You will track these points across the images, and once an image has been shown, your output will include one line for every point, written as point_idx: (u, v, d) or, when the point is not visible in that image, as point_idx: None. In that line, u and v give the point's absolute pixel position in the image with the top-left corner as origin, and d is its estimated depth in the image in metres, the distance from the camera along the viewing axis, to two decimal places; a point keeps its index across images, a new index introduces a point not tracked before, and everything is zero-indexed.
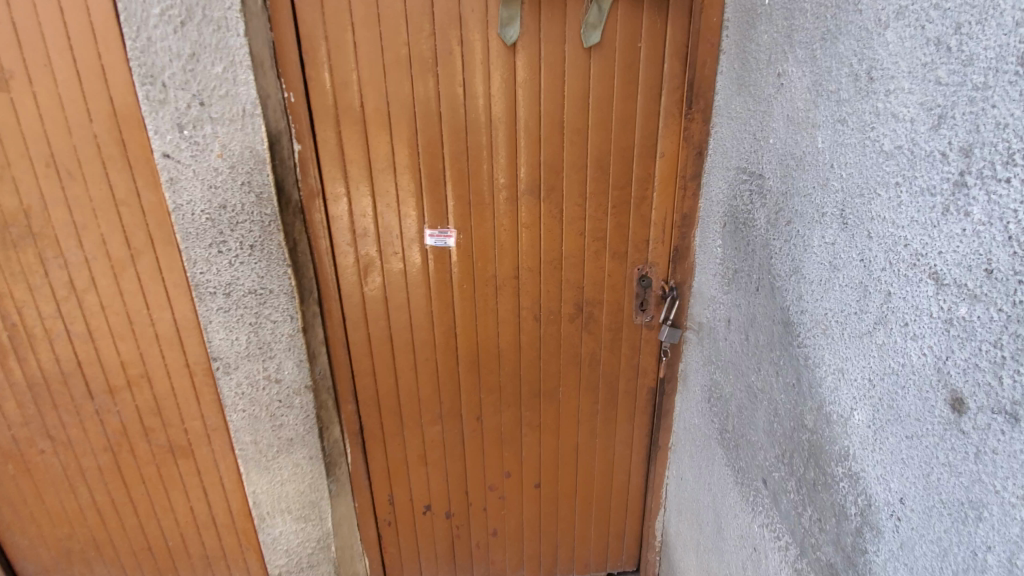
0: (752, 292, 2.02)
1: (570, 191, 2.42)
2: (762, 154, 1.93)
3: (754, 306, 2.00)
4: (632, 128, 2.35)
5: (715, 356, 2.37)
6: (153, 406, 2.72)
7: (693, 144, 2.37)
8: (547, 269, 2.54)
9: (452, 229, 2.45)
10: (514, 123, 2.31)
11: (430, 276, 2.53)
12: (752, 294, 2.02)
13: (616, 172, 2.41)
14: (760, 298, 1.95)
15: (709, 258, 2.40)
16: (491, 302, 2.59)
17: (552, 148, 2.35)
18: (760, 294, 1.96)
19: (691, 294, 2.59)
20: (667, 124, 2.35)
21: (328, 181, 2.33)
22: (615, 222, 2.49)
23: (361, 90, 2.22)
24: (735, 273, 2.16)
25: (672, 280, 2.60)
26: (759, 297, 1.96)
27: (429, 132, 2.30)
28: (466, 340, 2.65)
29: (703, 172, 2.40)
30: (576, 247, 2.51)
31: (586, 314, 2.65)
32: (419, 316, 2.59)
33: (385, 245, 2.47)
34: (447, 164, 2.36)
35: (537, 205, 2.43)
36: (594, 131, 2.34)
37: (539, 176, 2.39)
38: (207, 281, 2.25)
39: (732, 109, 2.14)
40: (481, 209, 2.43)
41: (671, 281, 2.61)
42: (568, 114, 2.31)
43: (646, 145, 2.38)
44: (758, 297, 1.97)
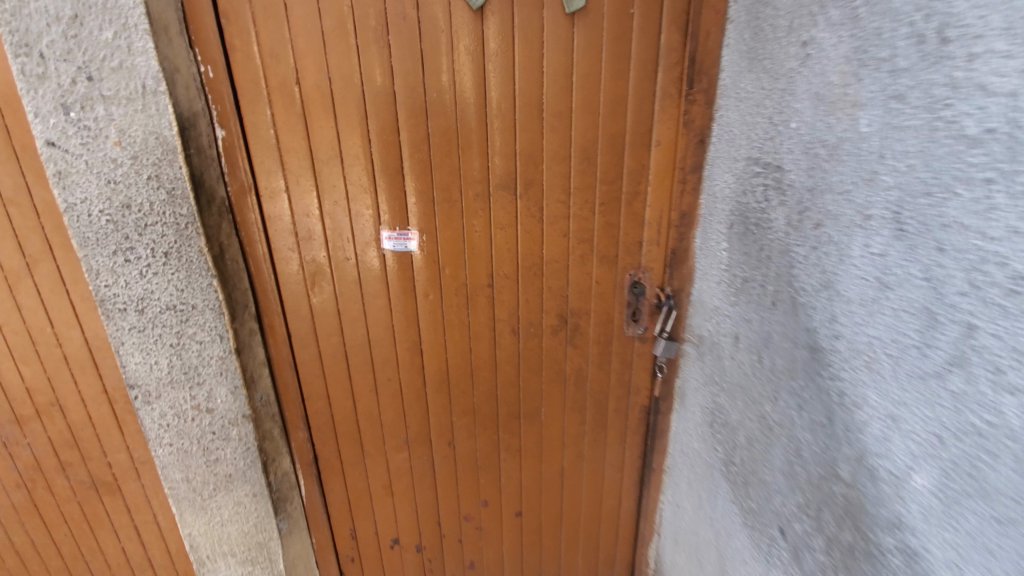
0: (766, 308, 1.70)
1: (551, 186, 2.07)
2: (780, 141, 1.60)
3: (769, 324, 1.68)
4: (623, 111, 2.00)
5: (718, 376, 2.06)
6: (69, 438, 2.32)
7: (695, 130, 2.02)
8: (526, 277, 2.20)
9: (413, 231, 2.09)
10: (484, 105, 1.95)
11: (389, 286, 2.16)
12: (765, 309, 1.70)
13: (605, 163, 2.06)
14: (776, 315, 1.63)
15: (712, 263, 2.08)
16: (461, 315, 2.24)
17: (529, 135, 2.00)
18: (776, 310, 1.64)
19: (690, 303, 2.26)
20: (665, 106, 2.00)
21: (262, 175, 1.95)
22: (603, 221, 2.15)
23: (298, 65, 1.84)
24: (745, 282, 1.84)
25: (669, 288, 2.28)
26: (775, 314, 1.64)
27: (383, 116, 1.93)
28: (433, 357, 2.30)
29: (704, 164, 2.07)
30: (559, 250, 2.17)
31: (570, 326, 2.32)
32: (378, 331, 2.23)
33: (335, 250, 2.10)
34: (405, 154, 1.99)
35: (513, 202, 2.08)
36: (579, 115, 1.98)
37: (514, 168, 2.04)
38: (114, 295, 1.85)
39: (741, 88, 1.80)
40: (447, 208, 2.08)
41: (667, 289, 2.28)
42: (547, 95, 1.95)
43: (640, 131, 2.03)
44: (773, 314, 1.65)
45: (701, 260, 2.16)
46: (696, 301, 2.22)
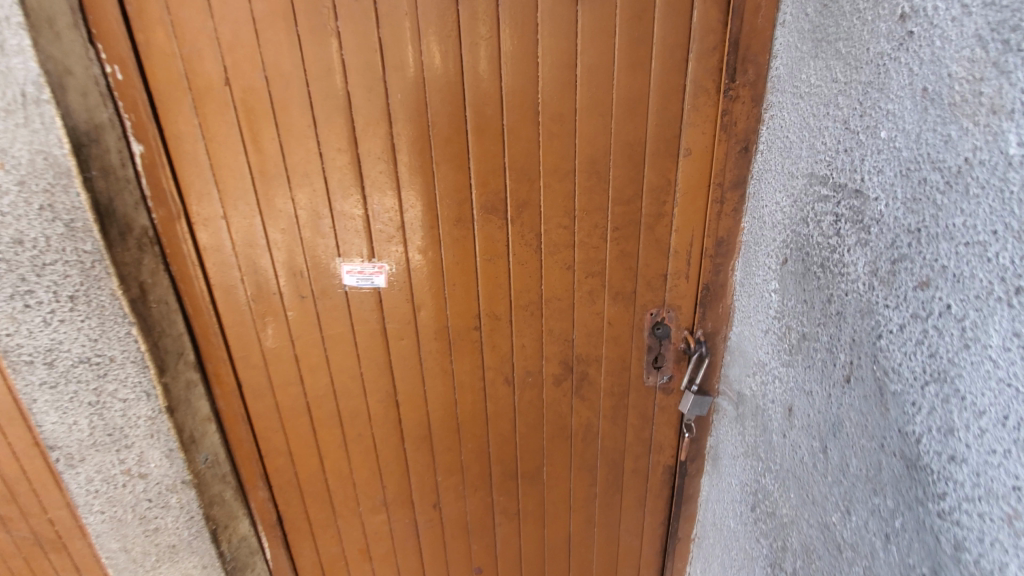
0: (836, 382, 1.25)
1: (551, 207, 1.63)
2: (860, 157, 1.14)
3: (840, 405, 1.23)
4: (644, 111, 1.54)
5: (763, 450, 1.62)
6: (4, 494, 2.03)
7: (736, 136, 1.56)
8: (521, 317, 1.78)
9: (381, 263, 1.68)
10: (462, 107, 1.52)
11: (355, 328, 1.76)
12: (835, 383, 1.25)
13: (619, 178, 1.61)
14: (852, 396, 1.19)
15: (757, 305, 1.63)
16: (444, 363, 1.84)
17: (523, 144, 1.56)
18: (851, 389, 1.19)
19: (728, 350, 1.82)
20: (697, 105, 1.54)
21: (195, 198, 1.61)
22: (618, 250, 1.71)
23: (227, 61, 1.48)
24: (803, 339, 1.39)
25: (699, 331, 1.83)
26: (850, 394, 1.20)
27: (336, 123, 1.54)
28: (413, 410, 1.90)
29: (749, 177, 1.61)
30: (562, 285, 1.74)
31: (577, 375, 1.90)
32: (344, 380, 1.84)
33: (288, 286, 1.71)
34: (366, 169, 1.58)
35: (504, 227, 1.65)
36: (586, 117, 1.53)
37: (505, 185, 1.60)
38: (16, 346, 1.51)
39: (803, 81, 1.35)
40: (422, 234, 1.65)
41: (697, 332, 1.84)
42: (544, 92, 1.51)
43: (664, 137, 1.58)
44: (847, 394, 1.21)
45: (744, 299, 1.71)
46: (737, 350, 1.76)
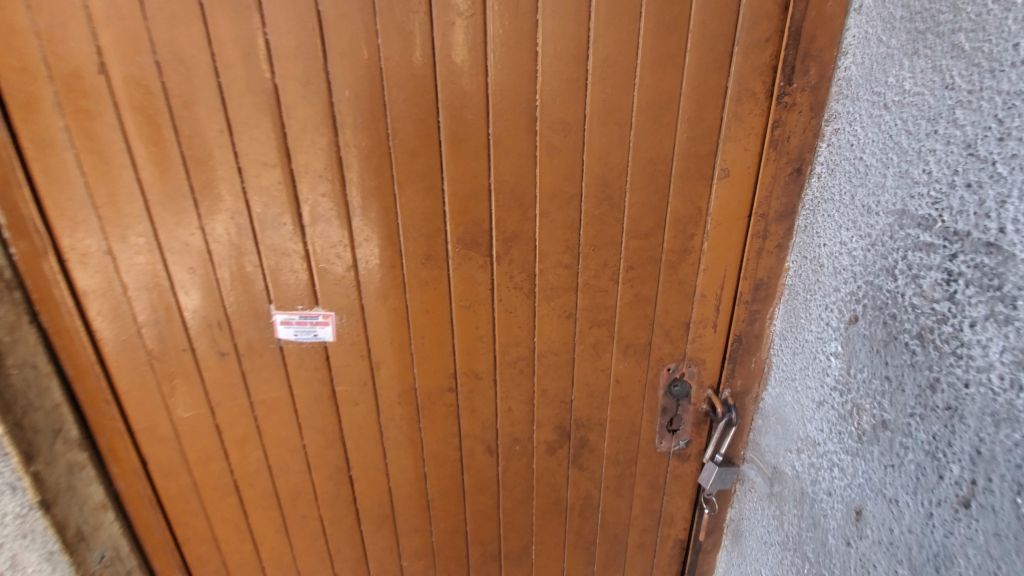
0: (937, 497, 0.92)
1: (549, 240, 1.25)
2: (999, 197, 0.80)
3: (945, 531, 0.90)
4: (673, 120, 1.18)
5: (809, 552, 1.27)
6: None
7: (789, 155, 1.22)
8: (507, 376, 1.41)
9: (327, 312, 1.27)
10: (433, 110, 1.11)
11: (293, 393, 1.35)
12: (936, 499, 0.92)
13: (636, 204, 1.24)
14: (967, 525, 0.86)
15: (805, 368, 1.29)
16: (409, 432, 1.44)
17: (514, 160, 1.17)
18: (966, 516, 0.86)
19: (760, 414, 1.48)
20: (739, 113, 1.19)
21: (69, 226, 1.18)
22: (631, 294, 1.34)
23: (100, 39, 1.05)
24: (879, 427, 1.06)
25: (727, 391, 1.48)
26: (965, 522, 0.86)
27: (257, 128, 1.11)
28: (370, 487, 1.51)
29: (802, 206, 1.27)
30: (560, 337, 1.37)
31: (576, 442, 1.53)
32: (281, 455, 1.43)
33: (201, 341, 1.28)
34: (302, 191, 1.16)
35: (488, 266, 1.27)
36: (597, 126, 1.16)
37: (490, 214, 1.21)
38: None
39: (893, 87, 1.00)
40: (380, 276, 1.25)
41: (723, 392, 1.49)
42: (544, 93, 1.12)
43: (697, 153, 1.22)
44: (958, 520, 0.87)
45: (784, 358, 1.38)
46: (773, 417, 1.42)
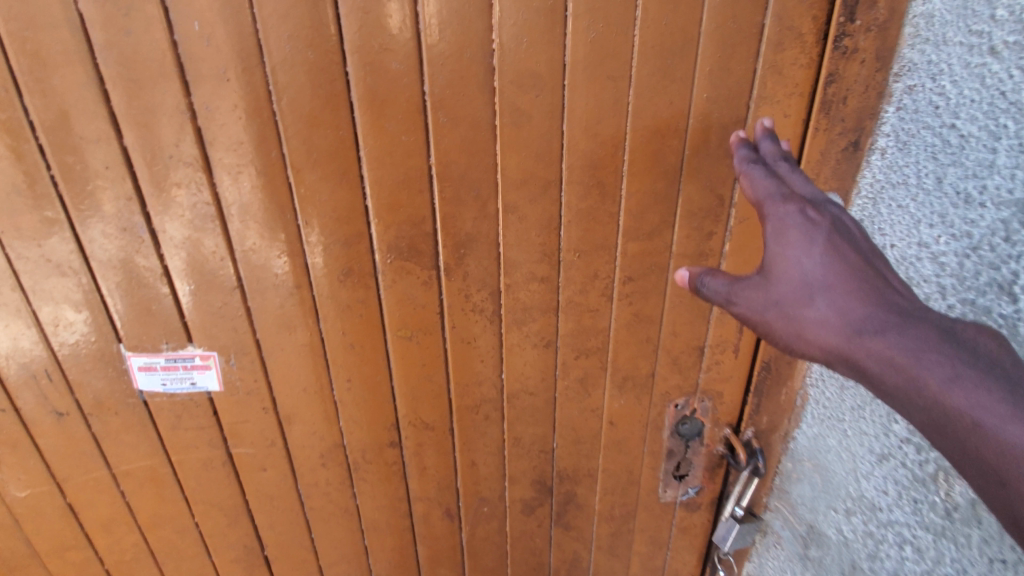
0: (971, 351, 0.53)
1: (519, 246, 0.90)
2: None
3: (919, 401, 0.53)
4: (690, 72, 0.82)
5: None
6: None
7: (843, 123, 0.87)
8: (467, 424, 1.06)
9: (206, 353, 0.89)
10: (337, 54, 0.73)
11: (173, 460, 0.99)
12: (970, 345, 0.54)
13: (637, 194, 0.90)
14: (970, 457, 0.51)
15: (806, 181, 0.72)
16: (340, 500, 1.09)
17: (465, 132, 0.81)
18: (978, 458, 0.50)
19: (790, 456, 1.15)
20: (779, 64, 0.84)
21: None
22: (628, 314, 1.00)
23: None
24: (856, 241, 0.64)
25: (750, 430, 1.16)
26: (991, 431, 0.49)
27: (61, 83, 0.71)
28: (294, 567, 1.16)
29: (858, 194, 0.90)
30: (536, 372, 1.03)
31: (560, 499, 1.20)
32: (167, 536, 1.07)
33: (27, 398, 0.90)
34: (146, 181, 0.77)
35: (435, 283, 0.91)
36: (581, 82, 0.80)
37: (434, 210, 0.85)
38: None
39: (1005, 21, 0.66)
40: (279, 300, 0.88)
41: (746, 431, 1.16)
42: (503, 31, 0.76)
43: (722, 121, 0.86)
44: (988, 419, 0.50)
45: (749, 154, 0.79)
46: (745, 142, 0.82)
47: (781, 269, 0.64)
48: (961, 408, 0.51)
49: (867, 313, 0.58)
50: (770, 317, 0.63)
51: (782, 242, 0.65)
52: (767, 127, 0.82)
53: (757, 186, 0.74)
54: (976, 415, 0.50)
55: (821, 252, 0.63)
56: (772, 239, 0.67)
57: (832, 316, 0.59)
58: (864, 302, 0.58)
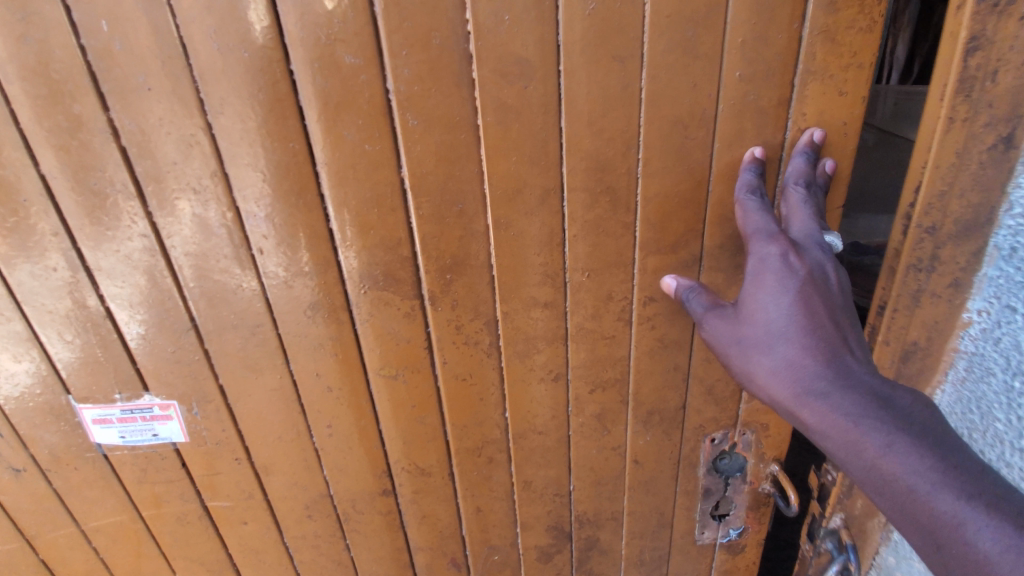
0: (916, 419, 0.48)
1: (515, 267, 0.76)
2: None
3: (858, 462, 0.48)
4: (716, 46, 0.66)
5: None
6: None
7: (992, 110, 0.62)
8: (469, 468, 0.93)
9: (164, 402, 0.79)
10: (278, 49, 0.60)
11: (145, 514, 0.89)
12: (916, 412, 0.49)
13: (656, 199, 0.74)
14: (907, 525, 0.47)
15: (809, 217, 0.67)
16: (332, 553, 0.98)
17: (441, 135, 0.66)
18: (913, 526, 0.46)
19: (893, 551, 0.83)
20: (833, 29, 0.66)
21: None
22: (651, 340, 0.85)
23: None
24: (833, 294, 0.58)
25: (838, 517, 0.90)
26: (926, 502, 0.45)
27: None
28: None
29: (1011, 210, 0.63)
30: (545, 408, 0.89)
31: (581, 545, 1.06)
32: None
33: None
34: (71, 213, 0.66)
35: (419, 313, 0.78)
36: (580, 66, 0.65)
37: (411, 230, 0.72)
38: None
39: None
40: (241, 340, 0.76)
41: (832, 518, 0.91)
42: (478, 7, 0.61)
43: (759, 105, 0.69)
44: (924, 490, 0.45)
45: (755, 180, 0.70)
46: (759, 162, 0.71)
47: (750, 312, 0.60)
48: (896, 478, 0.46)
49: (814, 367, 0.53)
50: (733, 357, 0.59)
51: (756, 284, 0.60)
52: (815, 140, 0.71)
53: (750, 219, 0.67)
54: (913, 486, 0.45)
55: (792, 299, 0.57)
56: (749, 280, 0.62)
57: (781, 367, 0.55)
58: (821, 357, 0.53)
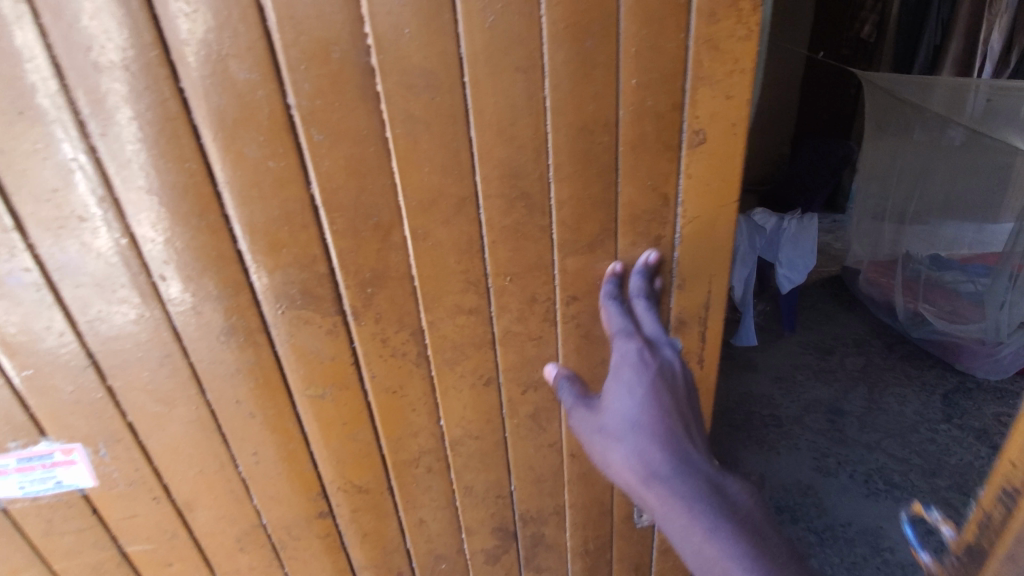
0: (736, 503, 0.51)
1: (437, 276, 0.76)
2: None
3: (683, 544, 0.50)
4: (613, 55, 0.69)
5: None
6: None
7: None
8: (408, 480, 0.92)
9: (68, 445, 0.73)
10: (165, 66, 0.57)
11: (54, 568, 0.82)
12: (740, 499, 0.52)
13: (569, 202, 0.77)
14: None
15: (656, 322, 0.80)
16: None
17: (349, 149, 0.66)
18: None
19: None
20: (715, 38, 0.71)
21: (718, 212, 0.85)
22: (577, 337, 0.87)
23: None
24: (676, 388, 0.72)
25: None
26: None
27: None
28: None
29: None
30: (480, 412, 0.90)
31: (527, 543, 1.07)
32: None
33: None
34: None
35: (344, 329, 0.76)
36: (483, 77, 0.66)
37: (326, 246, 0.70)
38: None
39: None
40: (151, 372, 0.72)
41: None
42: (378, 21, 0.61)
43: (656, 109, 0.74)
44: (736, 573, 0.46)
45: (614, 290, 0.82)
46: (618, 275, 0.82)
47: (610, 409, 0.72)
48: (713, 560, 0.48)
49: (660, 457, 0.60)
50: (593, 445, 0.70)
51: (618, 386, 0.73)
52: (651, 262, 0.83)
53: (609, 322, 0.82)
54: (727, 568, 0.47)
55: (641, 395, 0.70)
56: (611, 378, 0.76)
57: (631, 455, 0.62)
58: (661, 445, 0.62)
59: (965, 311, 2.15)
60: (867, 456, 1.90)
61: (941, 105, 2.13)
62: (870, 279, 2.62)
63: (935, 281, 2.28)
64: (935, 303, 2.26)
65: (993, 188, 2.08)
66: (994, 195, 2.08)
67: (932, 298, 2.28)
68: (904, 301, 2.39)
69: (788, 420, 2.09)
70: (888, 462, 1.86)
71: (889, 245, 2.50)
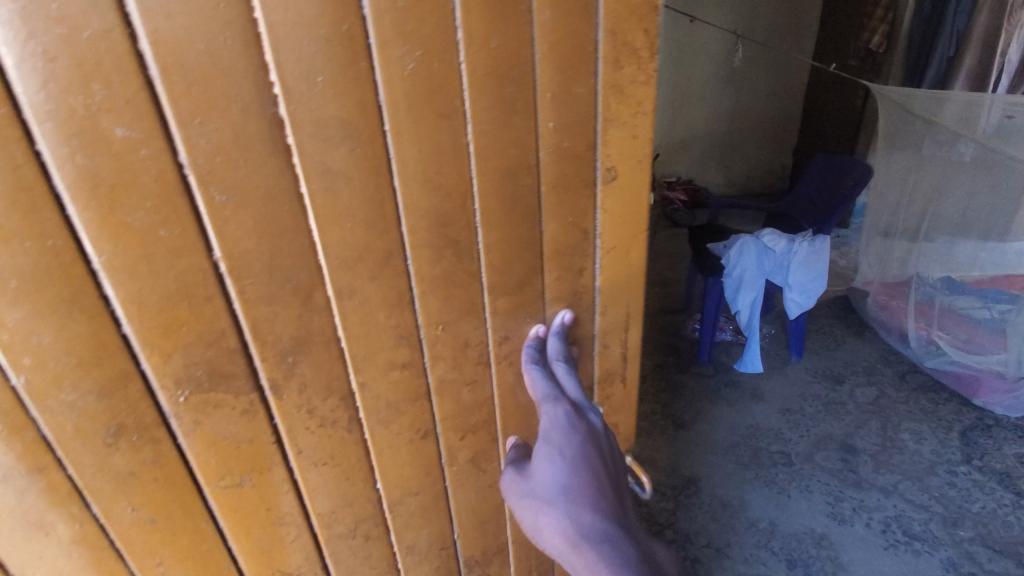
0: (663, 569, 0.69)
1: (366, 334, 0.71)
2: None
3: None
4: (532, 101, 0.70)
5: None
6: None
7: None
8: (346, 553, 0.84)
9: None
10: (14, 125, 0.46)
11: None
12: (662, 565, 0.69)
13: (497, 244, 0.76)
14: None
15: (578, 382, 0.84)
16: None
17: (260, 210, 0.58)
18: None
19: None
20: (620, 83, 0.75)
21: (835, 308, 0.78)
22: (512, 376, 0.87)
23: None
24: (601, 449, 0.78)
25: None
26: None
27: None
28: None
29: None
30: (420, 467, 0.85)
31: None
32: None
33: None
34: None
35: (265, 407, 0.67)
36: (405, 125, 0.63)
37: (236, 317, 0.61)
38: None
39: None
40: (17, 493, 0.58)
41: None
42: (286, 69, 0.55)
43: (574, 150, 0.76)
44: None
45: (535, 352, 0.85)
46: (540, 337, 0.86)
47: (540, 474, 0.77)
48: None
49: (591, 521, 0.71)
50: (524, 506, 0.76)
51: (545, 449, 0.77)
52: (566, 321, 0.86)
53: (531, 386, 0.83)
54: None
55: (568, 461, 0.76)
56: (538, 440, 0.79)
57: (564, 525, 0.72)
58: (594, 513, 0.72)
59: (982, 341, 2.38)
60: (884, 502, 2.05)
61: (954, 123, 2.33)
62: (882, 304, 2.87)
63: (950, 306, 2.50)
64: (952, 329, 2.49)
65: (1008, 203, 2.30)
66: (1001, 214, 2.32)
67: (946, 323, 2.51)
68: (918, 328, 2.62)
69: (800, 458, 2.26)
70: (905, 510, 2.01)
71: (899, 258, 2.70)
